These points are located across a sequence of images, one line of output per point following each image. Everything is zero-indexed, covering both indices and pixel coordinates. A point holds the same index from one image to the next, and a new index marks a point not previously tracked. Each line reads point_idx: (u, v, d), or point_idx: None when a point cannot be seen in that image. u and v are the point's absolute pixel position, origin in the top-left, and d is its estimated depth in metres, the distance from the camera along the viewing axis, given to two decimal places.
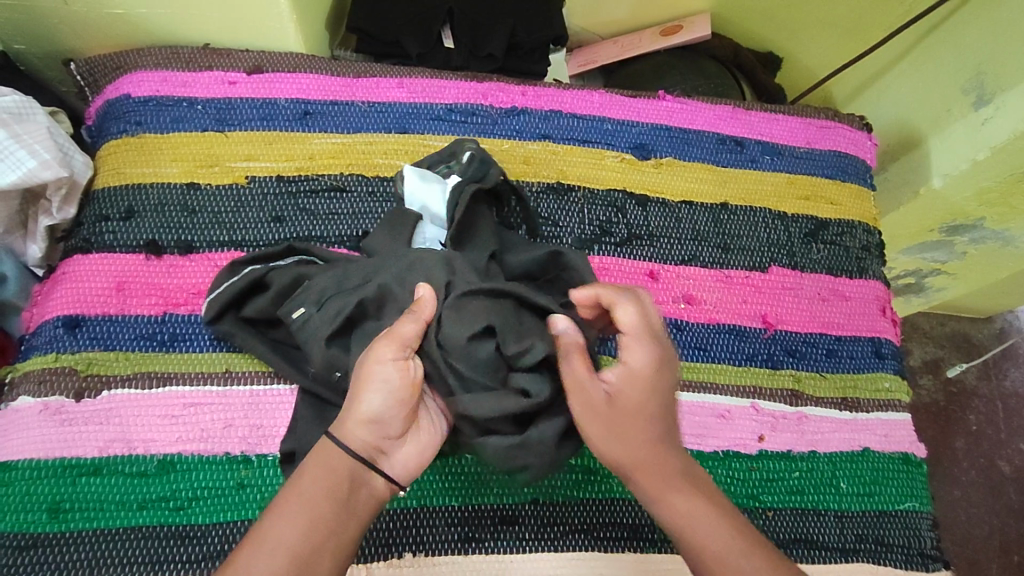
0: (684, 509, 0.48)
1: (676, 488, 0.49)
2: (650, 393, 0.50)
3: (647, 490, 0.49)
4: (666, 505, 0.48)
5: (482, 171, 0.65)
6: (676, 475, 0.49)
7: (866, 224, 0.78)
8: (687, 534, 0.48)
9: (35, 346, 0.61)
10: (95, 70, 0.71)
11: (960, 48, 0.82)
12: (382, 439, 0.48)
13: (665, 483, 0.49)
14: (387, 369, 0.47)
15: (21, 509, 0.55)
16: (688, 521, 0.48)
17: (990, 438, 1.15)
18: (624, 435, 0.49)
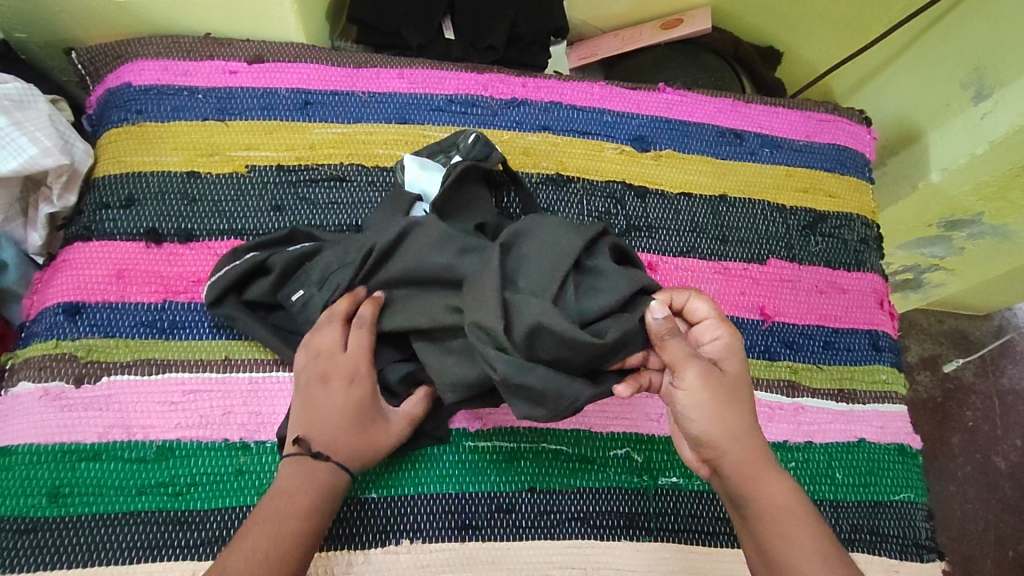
0: (767, 489, 0.51)
1: (774, 479, 0.51)
2: (739, 382, 0.53)
3: (739, 474, 0.51)
4: (767, 499, 0.50)
5: (484, 153, 0.66)
6: (762, 455, 0.52)
7: (863, 218, 0.78)
8: (768, 515, 0.50)
9: (35, 332, 0.61)
10: (95, 59, 0.71)
11: (960, 42, 0.82)
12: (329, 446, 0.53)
13: (762, 472, 0.51)
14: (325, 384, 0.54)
15: (21, 494, 0.55)
16: (796, 522, 0.49)
17: (987, 434, 1.16)
18: (718, 408, 0.52)
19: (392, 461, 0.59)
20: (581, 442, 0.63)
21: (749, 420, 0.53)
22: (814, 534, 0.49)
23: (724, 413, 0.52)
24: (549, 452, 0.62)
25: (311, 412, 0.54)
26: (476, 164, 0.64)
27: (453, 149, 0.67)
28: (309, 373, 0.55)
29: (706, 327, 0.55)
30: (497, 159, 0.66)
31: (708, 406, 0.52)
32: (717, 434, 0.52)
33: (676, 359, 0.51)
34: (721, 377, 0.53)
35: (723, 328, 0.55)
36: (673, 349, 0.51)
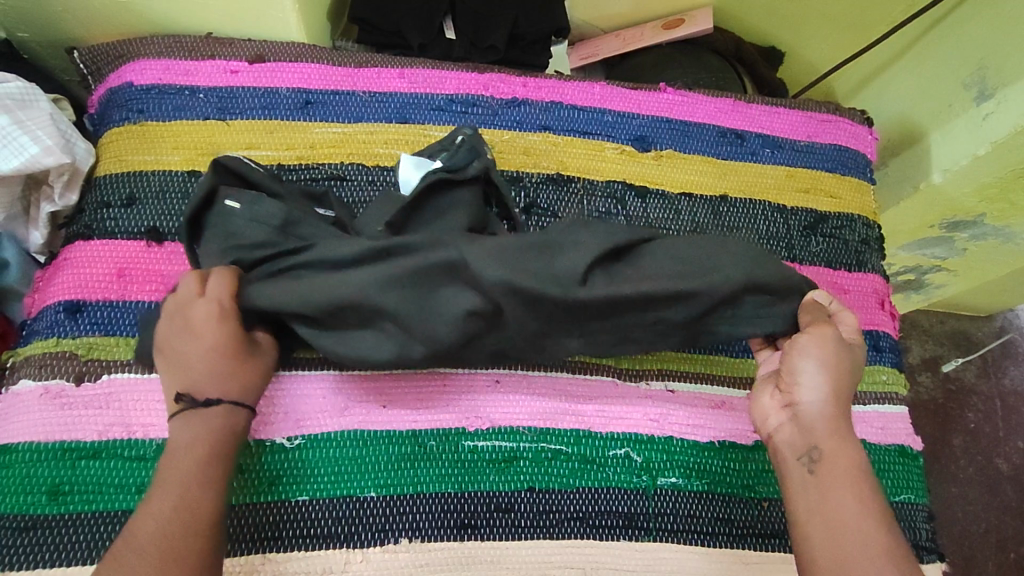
0: (844, 455, 0.52)
1: (858, 448, 0.53)
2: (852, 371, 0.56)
3: (829, 432, 0.53)
4: (846, 460, 0.52)
5: (472, 154, 0.66)
6: (852, 434, 0.53)
7: (865, 218, 0.78)
8: (844, 471, 0.51)
9: (36, 330, 0.61)
10: (97, 59, 0.72)
11: (963, 42, 0.82)
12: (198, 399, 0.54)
13: (848, 439, 0.53)
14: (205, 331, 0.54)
15: (21, 491, 0.55)
16: (864, 483, 0.51)
17: (989, 436, 1.16)
18: (829, 371, 0.54)
19: (388, 460, 0.59)
20: (581, 441, 0.63)
21: (850, 401, 0.55)
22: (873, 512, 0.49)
23: (833, 381, 0.54)
24: (549, 452, 0.62)
25: (182, 367, 0.54)
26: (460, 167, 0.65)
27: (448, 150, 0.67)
28: (179, 327, 0.54)
29: (847, 330, 0.59)
30: (473, 170, 0.64)
31: (818, 367, 0.54)
32: (822, 391, 0.54)
33: (813, 324, 0.56)
34: (845, 357, 0.55)
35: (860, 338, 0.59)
36: (803, 316, 0.57)
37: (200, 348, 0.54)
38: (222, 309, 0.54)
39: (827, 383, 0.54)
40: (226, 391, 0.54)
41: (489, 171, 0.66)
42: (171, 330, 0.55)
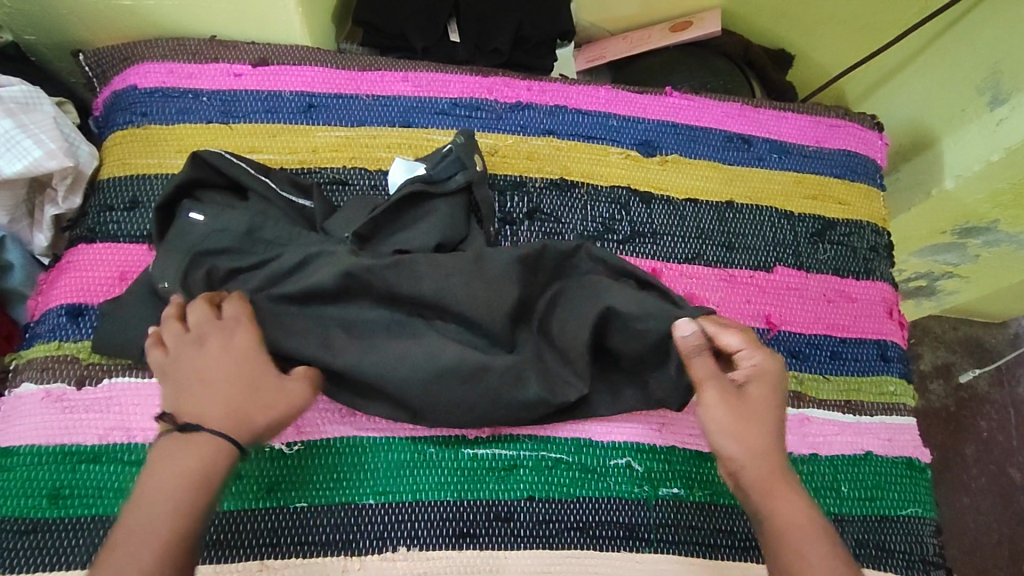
0: (782, 506, 0.51)
1: (790, 494, 0.51)
2: (761, 408, 0.54)
3: (753, 491, 0.52)
4: (779, 516, 0.50)
5: (448, 171, 0.64)
6: (785, 471, 0.53)
7: (874, 225, 0.77)
8: (784, 528, 0.50)
9: (39, 333, 0.61)
10: (102, 62, 0.72)
11: (976, 45, 0.81)
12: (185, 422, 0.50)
13: (777, 489, 0.51)
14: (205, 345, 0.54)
15: (23, 494, 0.55)
16: (806, 533, 0.49)
17: (1002, 445, 1.14)
18: (739, 432, 0.53)
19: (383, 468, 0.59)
20: (582, 450, 0.62)
21: (768, 438, 0.53)
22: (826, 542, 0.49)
23: (745, 434, 0.53)
24: (550, 461, 0.61)
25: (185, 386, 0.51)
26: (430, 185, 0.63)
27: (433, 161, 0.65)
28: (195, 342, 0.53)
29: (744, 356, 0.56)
30: (453, 185, 0.64)
31: (731, 424, 0.53)
32: (736, 451, 0.53)
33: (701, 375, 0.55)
34: (738, 399, 0.54)
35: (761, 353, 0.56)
36: (697, 367, 0.55)
37: (216, 367, 0.51)
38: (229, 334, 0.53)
39: (739, 438, 0.53)
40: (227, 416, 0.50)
41: (472, 187, 0.65)
42: (180, 351, 0.52)
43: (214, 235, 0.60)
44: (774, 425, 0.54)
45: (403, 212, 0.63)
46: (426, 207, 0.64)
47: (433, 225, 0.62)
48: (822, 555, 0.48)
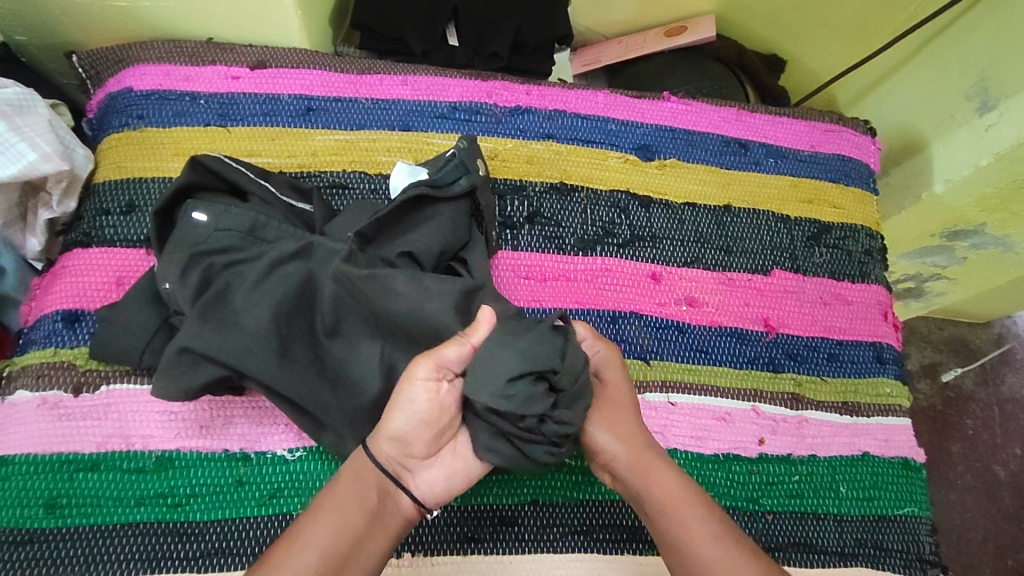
0: (658, 483, 0.52)
1: (663, 472, 0.53)
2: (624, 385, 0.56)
3: (633, 474, 0.53)
4: (656, 494, 0.52)
5: (451, 177, 0.64)
6: (653, 454, 0.54)
7: (868, 229, 0.78)
8: (663, 508, 0.52)
9: (33, 340, 0.60)
10: (97, 63, 0.71)
11: (963, 52, 0.82)
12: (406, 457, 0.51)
13: (650, 468, 0.53)
14: (416, 393, 0.48)
15: (18, 504, 0.54)
16: (687, 507, 0.51)
17: (987, 443, 1.16)
18: (606, 419, 0.54)
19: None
20: (585, 454, 0.62)
21: (637, 428, 0.55)
22: (713, 517, 0.51)
23: (612, 424, 0.54)
24: (553, 464, 0.61)
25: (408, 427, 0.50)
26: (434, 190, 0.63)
27: (434, 167, 0.65)
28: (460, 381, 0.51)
29: (590, 341, 0.57)
30: (458, 190, 0.63)
31: (594, 416, 0.54)
32: (623, 449, 0.54)
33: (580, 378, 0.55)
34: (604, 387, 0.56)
35: (601, 340, 0.57)
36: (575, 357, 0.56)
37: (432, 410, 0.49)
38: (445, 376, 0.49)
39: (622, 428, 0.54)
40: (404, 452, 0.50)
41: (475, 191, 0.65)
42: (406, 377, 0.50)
43: (215, 234, 0.58)
44: (629, 408, 0.56)
45: (405, 218, 0.63)
46: (429, 213, 0.63)
47: (437, 231, 0.62)
48: (700, 526, 0.50)
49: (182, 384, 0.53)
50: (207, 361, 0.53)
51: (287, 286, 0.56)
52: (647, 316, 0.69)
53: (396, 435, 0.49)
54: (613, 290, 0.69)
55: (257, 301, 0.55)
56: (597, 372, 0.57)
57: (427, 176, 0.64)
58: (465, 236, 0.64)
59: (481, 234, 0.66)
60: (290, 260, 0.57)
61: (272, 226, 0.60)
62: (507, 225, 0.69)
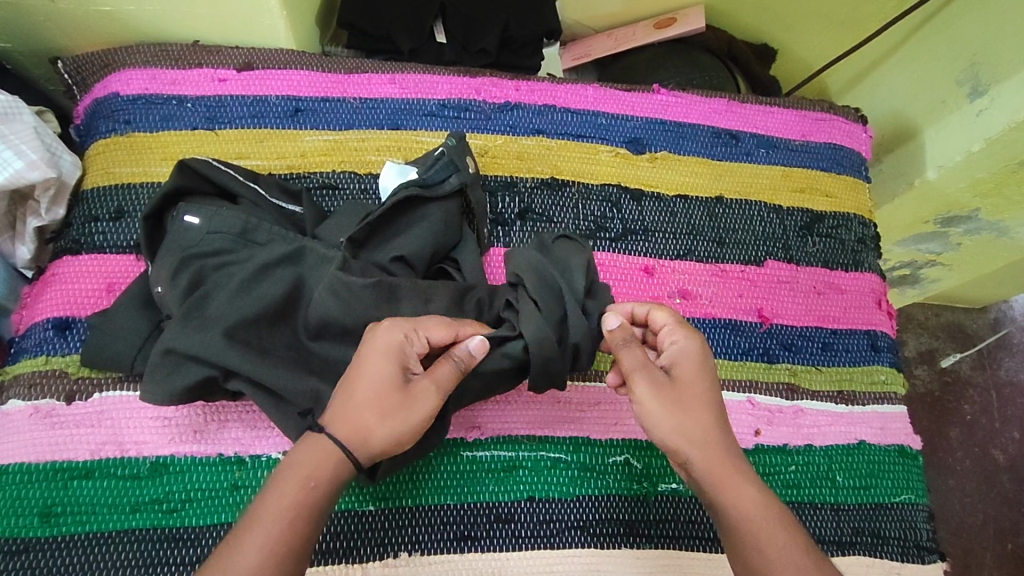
0: (737, 498, 0.49)
1: (742, 478, 0.50)
2: (700, 379, 0.53)
3: (708, 475, 0.50)
4: (735, 502, 0.49)
5: (441, 176, 0.63)
6: (733, 462, 0.51)
7: (861, 217, 0.78)
8: (744, 517, 0.49)
9: (25, 348, 0.60)
10: (82, 69, 0.70)
11: (952, 38, 0.82)
12: (367, 428, 0.47)
13: (729, 473, 0.50)
14: (380, 353, 0.49)
15: (13, 514, 0.54)
16: (765, 518, 0.49)
17: (985, 428, 1.16)
18: (673, 416, 0.51)
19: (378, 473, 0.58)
20: (581, 449, 0.62)
21: (712, 426, 0.52)
22: (791, 543, 0.48)
23: (683, 422, 0.51)
24: (549, 461, 0.61)
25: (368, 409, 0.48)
26: (423, 189, 0.62)
27: (423, 167, 0.64)
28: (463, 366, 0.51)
29: (666, 333, 0.55)
30: (447, 188, 0.63)
31: (668, 417, 0.51)
32: (699, 456, 0.50)
33: (631, 364, 0.52)
34: (673, 387, 0.52)
35: (689, 333, 0.54)
36: (627, 358, 0.52)
37: (385, 382, 0.48)
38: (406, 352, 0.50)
39: (695, 426, 0.51)
40: (364, 429, 0.47)
41: (465, 189, 0.64)
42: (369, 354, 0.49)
43: (204, 238, 0.58)
44: (707, 408, 0.52)
45: (395, 217, 0.62)
46: (420, 213, 0.63)
47: (428, 230, 0.62)
48: (782, 543, 0.48)
49: (174, 390, 0.53)
50: (198, 367, 0.53)
51: (277, 288, 0.56)
52: None
53: (358, 413, 0.48)
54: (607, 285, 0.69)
55: (248, 304, 0.55)
56: (670, 366, 0.54)
57: (416, 175, 0.63)
58: (456, 235, 0.63)
59: (472, 233, 0.66)
60: (280, 263, 0.57)
61: (263, 227, 0.59)
62: (498, 222, 0.69)
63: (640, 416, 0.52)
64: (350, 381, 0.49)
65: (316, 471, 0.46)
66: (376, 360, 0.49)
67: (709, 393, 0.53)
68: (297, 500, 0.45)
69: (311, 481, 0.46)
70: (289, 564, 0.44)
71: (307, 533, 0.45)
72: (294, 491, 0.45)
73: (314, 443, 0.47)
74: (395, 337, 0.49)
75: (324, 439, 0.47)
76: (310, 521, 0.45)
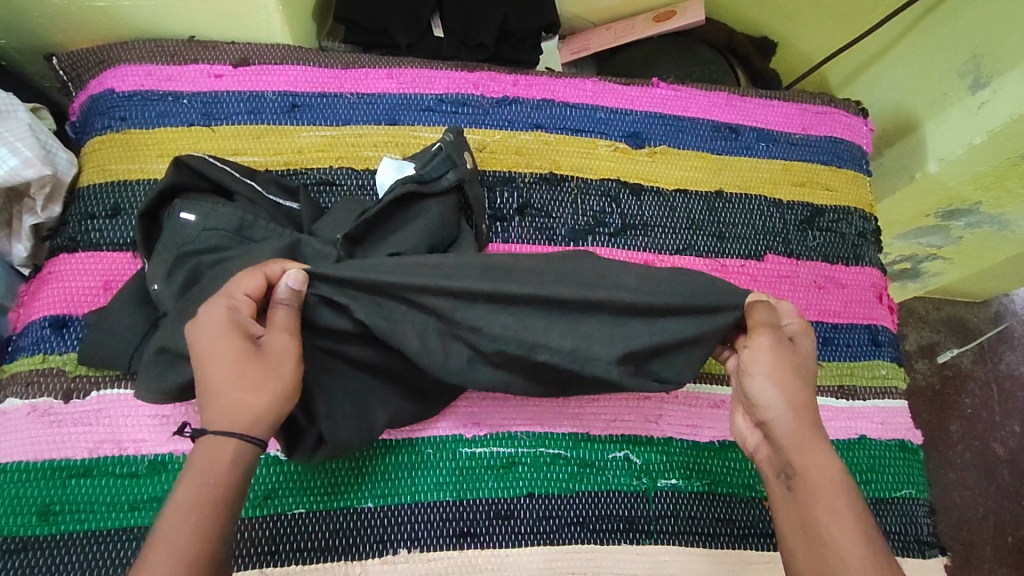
0: (821, 463, 0.50)
1: (830, 454, 0.50)
2: (809, 360, 0.55)
3: (799, 438, 0.50)
4: (818, 472, 0.49)
5: (439, 172, 0.63)
6: (825, 440, 0.51)
7: (861, 210, 0.77)
8: (822, 487, 0.49)
9: (22, 346, 0.60)
10: (77, 65, 0.70)
11: (953, 30, 0.81)
12: (245, 405, 0.47)
13: (818, 446, 0.50)
14: (206, 335, 0.48)
15: (11, 513, 0.54)
16: (839, 496, 0.48)
17: (986, 421, 1.15)
18: (783, 374, 0.52)
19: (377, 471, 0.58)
20: (581, 445, 0.62)
21: (811, 402, 0.52)
22: (863, 517, 0.47)
23: (790, 383, 0.52)
24: (548, 457, 0.61)
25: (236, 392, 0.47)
26: (422, 185, 0.62)
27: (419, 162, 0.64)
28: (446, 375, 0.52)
29: (789, 314, 0.57)
30: (445, 184, 0.63)
31: (778, 373, 0.52)
32: (796, 420, 0.51)
33: (760, 321, 0.54)
34: (793, 353, 0.54)
35: (803, 321, 0.57)
36: (759, 314, 0.55)
37: (231, 357, 0.47)
38: (231, 316, 0.49)
39: (799, 392, 0.52)
40: (240, 407, 0.47)
41: (463, 185, 0.64)
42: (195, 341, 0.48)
43: (200, 235, 0.58)
44: (811, 384, 0.53)
45: (393, 214, 0.62)
46: (417, 209, 0.62)
47: (425, 227, 0.61)
48: (851, 522, 0.47)
49: (170, 388, 0.53)
50: (194, 365, 0.53)
51: None
52: None
53: (234, 396, 0.47)
54: None
55: None
56: (791, 340, 0.55)
57: (413, 171, 0.63)
58: (454, 231, 0.63)
59: (470, 229, 0.65)
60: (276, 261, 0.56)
61: (260, 224, 0.59)
62: (497, 218, 0.69)
63: (745, 365, 0.53)
64: (202, 374, 0.48)
65: (220, 467, 0.45)
66: (207, 345, 0.48)
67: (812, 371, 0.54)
68: (201, 500, 0.44)
69: (212, 477, 0.45)
70: (210, 554, 0.43)
71: (224, 525, 0.45)
72: (197, 491, 0.44)
73: (206, 444, 0.46)
74: (221, 310, 0.49)
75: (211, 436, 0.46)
76: (223, 514, 0.45)
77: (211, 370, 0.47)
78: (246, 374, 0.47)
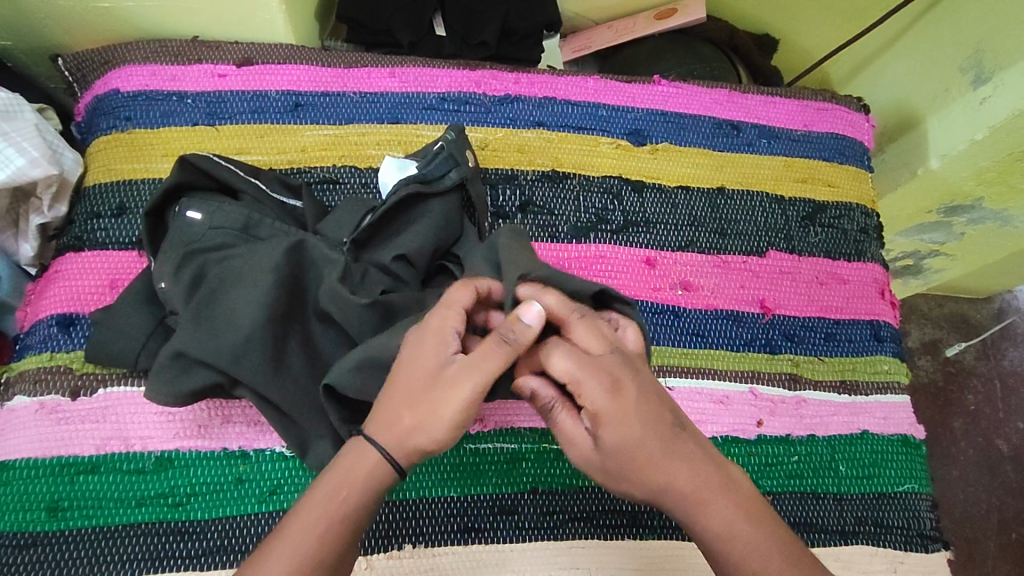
0: (710, 524, 0.46)
1: (714, 505, 0.47)
2: (625, 419, 0.46)
3: (682, 512, 0.47)
4: (709, 538, 0.47)
5: (441, 169, 0.63)
6: (700, 484, 0.47)
7: (863, 206, 0.78)
8: (715, 553, 0.46)
9: (29, 345, 0.60)
10: (82, 66, 0.70)
11: (955, 26, 0.81)
12: (409, 431, 0.46)
13: (703, 508, 0.47)
14: (423, 341, 0.48)
15: (20, 509, 0.55)
16: (739, 551, 0.46)
17: (989, 417, 1.16)
18: (637, 469, 0.46)
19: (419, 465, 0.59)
20: None
21: (675, 462, 0.47)
22: (771, 551, 0.46)
23: (652, 471, 0.46)
24: (552, 452, 0.62)
25: (404, 410, 0.46)
26: (425, 183, 0.62)
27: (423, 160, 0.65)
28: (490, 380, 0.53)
29: (578, 388, 0.47)
30: (448, 183, 0.63)
31: (629, 476, 0.47)
32: (675, 481, 0.46)
33: (572, 431, 0.48)
34: (592, 440, 0.48)
35: (593, 380, 0.46)
36: (563, 423, 0.49)
37: (412, 375, 0.47)
38: (434, 331, 0.48)
39: (664, 473, 0.46)
40: (401, 430, 0.46)
41: (466, 183, 0.65)
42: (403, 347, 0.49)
43: (206, 233, 0.58)
44: (664, 442, 0.47)
45: (397, 213, 0.62)
46: (420, 208, 0.63)
47: (429, 225, 0.62)
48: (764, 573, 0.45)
49: (176, 385, 0.53)
50: (200, 364, 0.54)
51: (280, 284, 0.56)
52: (643, 302, 0.69)
53: (402, 418, 0.46)
54: (608, 278, 0.69)
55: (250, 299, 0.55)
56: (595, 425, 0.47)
57: (416, 170, 0.63)
58: (457, 229, 0.64)
59: (474, 227, 0.66)
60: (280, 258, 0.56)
61: (266, 223, 0.60)
62: (500, 215, 0.69)
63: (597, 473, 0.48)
64: (395, 379, 0.48)
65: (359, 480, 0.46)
66: (408, 352, 0.48)
67: (648, 403, 0.47)
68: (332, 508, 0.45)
69: (349, 490, 0.45)
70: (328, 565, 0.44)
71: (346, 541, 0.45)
72: (335, 500, 0.45)
73: (356, 452, 0.47)
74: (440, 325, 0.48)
75: (366, 446, 0.47)
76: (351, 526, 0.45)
77: (402, 380, 0.47)
78: (414, 401, 0.46)
